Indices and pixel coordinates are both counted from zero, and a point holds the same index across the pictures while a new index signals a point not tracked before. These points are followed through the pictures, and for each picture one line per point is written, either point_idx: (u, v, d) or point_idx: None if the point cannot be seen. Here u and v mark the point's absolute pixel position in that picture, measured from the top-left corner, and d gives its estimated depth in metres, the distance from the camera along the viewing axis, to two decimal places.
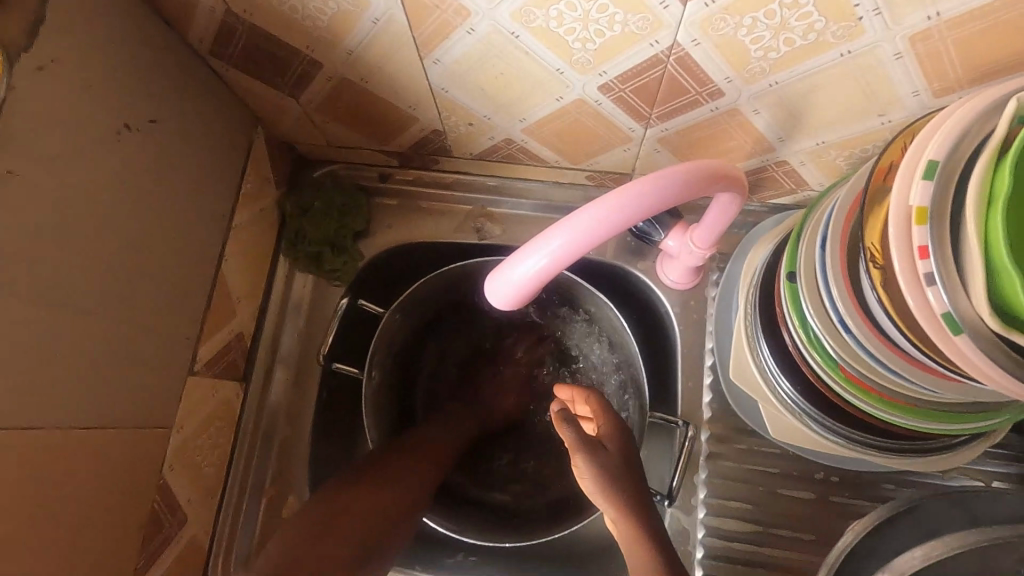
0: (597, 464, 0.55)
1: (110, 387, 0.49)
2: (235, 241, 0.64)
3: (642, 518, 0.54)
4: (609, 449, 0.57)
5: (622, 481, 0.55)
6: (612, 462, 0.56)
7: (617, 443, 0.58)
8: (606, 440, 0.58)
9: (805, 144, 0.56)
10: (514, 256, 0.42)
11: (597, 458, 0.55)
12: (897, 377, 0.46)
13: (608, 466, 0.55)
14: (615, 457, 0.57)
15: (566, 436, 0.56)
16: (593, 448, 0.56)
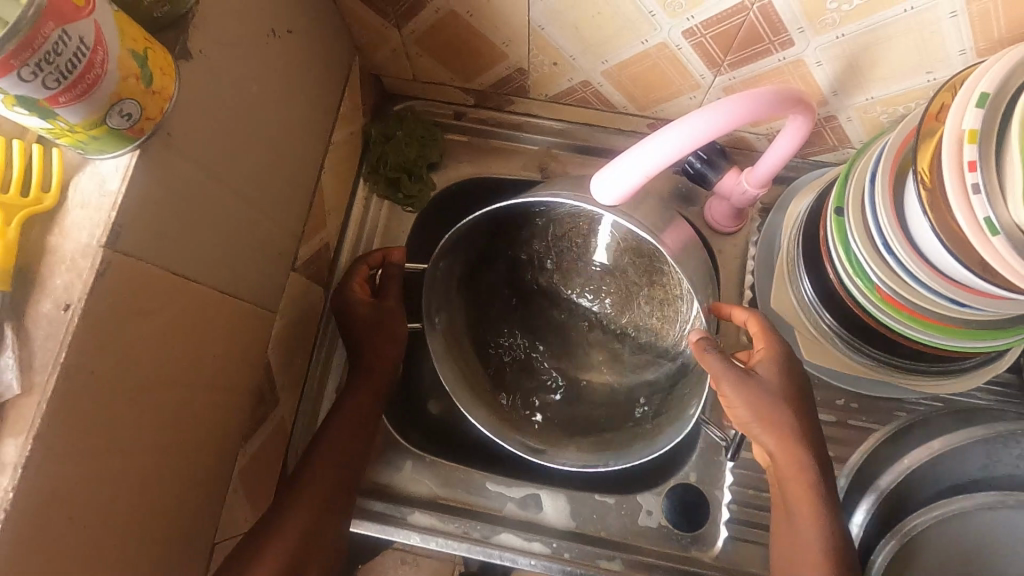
0: (758, 395, 0.56)
1: (242, 265, 0.55)
2: (331, 157, 0.70)
3: (804, 459, 0.56)
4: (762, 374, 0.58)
5: (784, 406, 0.57)
6: (781, 394, 0.57)
7: (778, 375, 0.58)
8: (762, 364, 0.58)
9: (856, 99, 0.63)
10: (628, 156, 0.49)
11: (755, 386, 0.57)
12: (929, 291, 0.53)
13: (773, 398, 0.57)
14: (777, 390, 0.57)
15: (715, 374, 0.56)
16: (749, 377, 0.57)
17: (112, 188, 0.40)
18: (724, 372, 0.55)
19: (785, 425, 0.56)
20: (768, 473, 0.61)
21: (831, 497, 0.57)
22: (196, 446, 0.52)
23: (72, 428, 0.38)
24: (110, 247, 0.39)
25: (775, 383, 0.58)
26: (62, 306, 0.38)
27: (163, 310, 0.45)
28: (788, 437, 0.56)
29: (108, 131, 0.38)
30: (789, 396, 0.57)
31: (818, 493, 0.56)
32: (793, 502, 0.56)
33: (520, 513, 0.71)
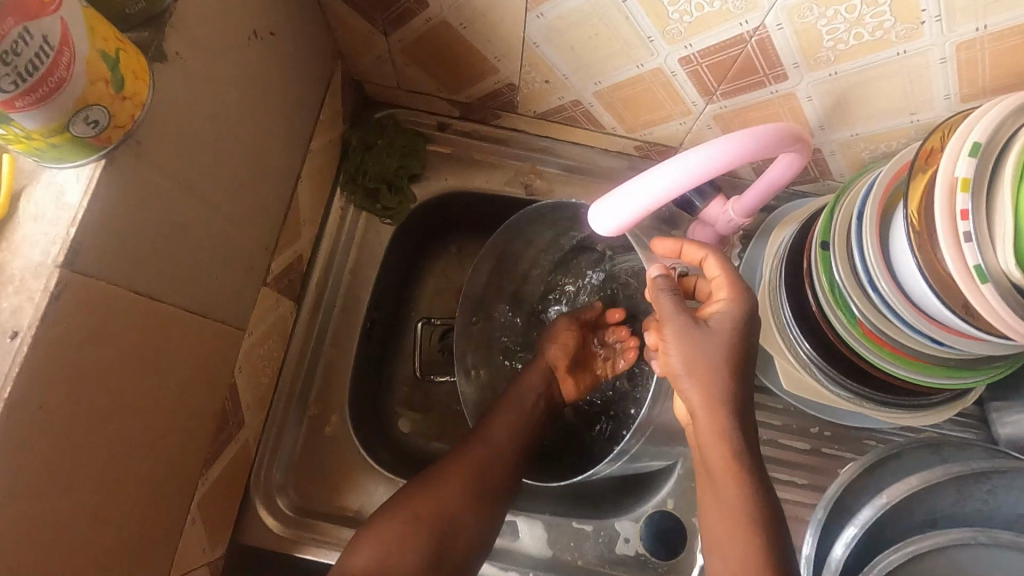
0: (701, 349, 0.53)
1: (212, 282, 0.51)
2: (309, 165, 0.67)
3: (735, 424, 0.53)
4: (713, 326, 0.54)
5: (720, 366, 0.53)
6: (725, 352, 0.53)
7: (730, 331, 0.54)
8: (716, 317, 0.54)
9: (841, 134, 0.64)
10: (625, 189, 0.48)
11: (698, 339, 0.54)
12: (910, 329, 0.54)
13: (716, 355, 0.53)
14: (720, 345, 0.53)
15: (661, 305, 0.56)
16: (693, 323, 0.54)
17: (70, 201, 0.36)
18: (673, 315, 0.55)
19: (719, 386, 0.53)
20: (690, 436, 0.58)
21: (762, 477, 0.53)
22: (153, 476, 0.48)
23: (12, 470, 0.34)
24: (67, 267, 0.35)
25: (725, 336, 0.54)
26: (7, 333, 0.34)
27: (123, 333, 0.41)
28: (721, 399, 0.53)
29: (70, 139, 0.34)
30: (732, 355, 0.53)
31: (744, 467, 0.53)
32: (717, 471, 0.53)
33: (496, 540, 0.69)
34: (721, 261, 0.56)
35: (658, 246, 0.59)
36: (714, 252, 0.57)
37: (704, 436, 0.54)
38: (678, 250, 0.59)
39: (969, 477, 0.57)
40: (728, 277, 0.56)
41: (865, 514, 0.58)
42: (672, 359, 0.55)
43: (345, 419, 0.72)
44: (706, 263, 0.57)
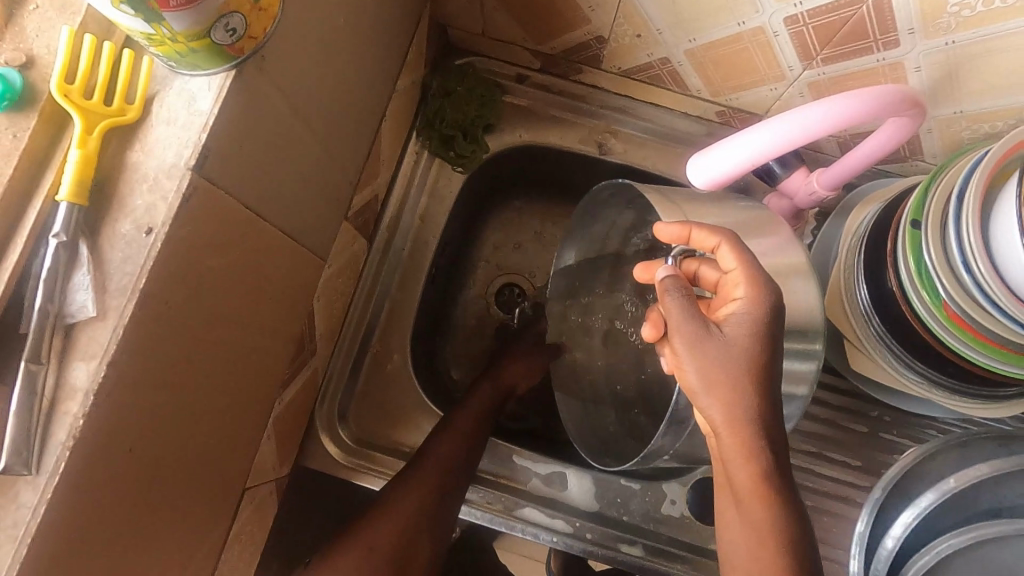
0: (719, 363, 0.46)
1: (305, 208, 0.53)
2: (392, 104, 0.67)
3: (768, 439, 0.46)
4: (728, 335, 0.47)
5: (739, 382, 0.45)
6: (745, 363, 0.46)
7: (750, 336, 0.46)
8: (728, 325, 0.47)
9: (943, 111, 0.61)
10: (725, 138, 0.48)
11: (712, 351, 0.46)
12: (1002, 316, 0.52)
13: (743, 368, 0.46)
14: (738, 356, 0.46)
15: (669, 313, 0.48)
16: (705, 333, 0.47)
17: (202, 107, 0.37)
18: (683, 326, 0.48)
19: (748, 406, 0.46)
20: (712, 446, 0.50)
21: (793, 494, 0.46)
22: (241, 388, 0.50)
23: (140, 358, 0.36)
24: (197, 171, 0.36)
25: (741, 345, 0.46)
26: (142, 229, 0.35)
27: (233, 246, 0.42)
28: (739, 416, 0.46)
29: (210, 45, 0.35)
30: (758, 365, 0.46)
31: (774, 486, 0.46)
32: (739, 489, 0.46)
33: (544, 489, 0.71)
34: (736, 251, 0.49)
35: (665, 233, 0.52)
36: (730, 241, 0.49)
37: (728, 459, 0.47)
38: (686, 237, 0.52)
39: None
40: (745, 271, 0.48)
41: (928, 498, 0.57)
42: (687, 377, 0.47)
43: (406, 360, 0.74)
44: (720, 253, 0.50)
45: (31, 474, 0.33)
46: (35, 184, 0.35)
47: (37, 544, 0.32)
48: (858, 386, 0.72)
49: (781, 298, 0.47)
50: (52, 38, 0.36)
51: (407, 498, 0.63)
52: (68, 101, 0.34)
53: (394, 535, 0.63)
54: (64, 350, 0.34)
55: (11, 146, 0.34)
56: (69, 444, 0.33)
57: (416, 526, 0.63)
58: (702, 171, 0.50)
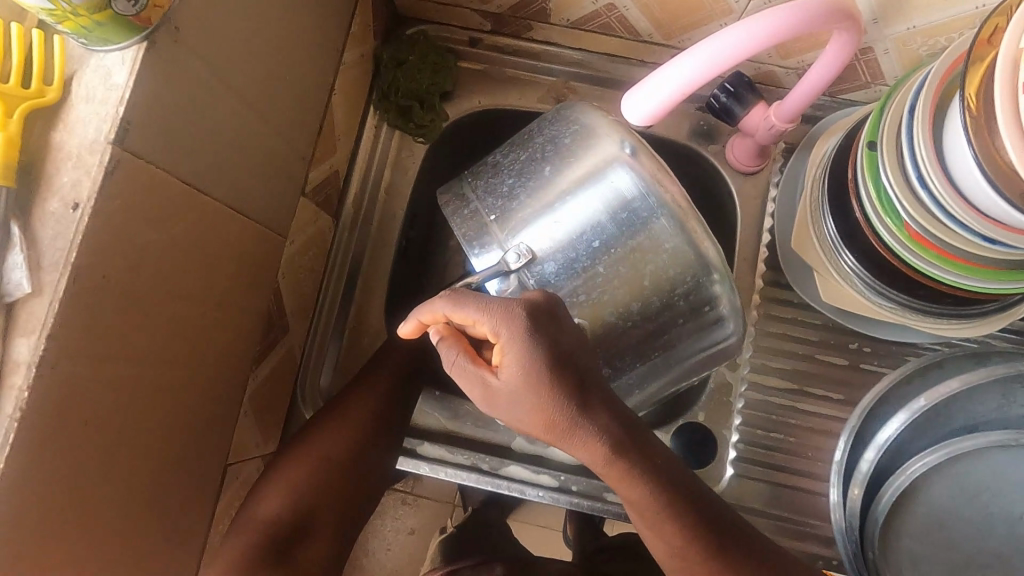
0: (513, 408, 0.44)
1: (254, 182, 0.53)
2: (340, 78, 0.67)
3: (597, 425, 0.44)
4: (507, 386, 0.43)
5: (542, 416, 0.43)
6: (533, 399, 0.43)
7: (522, 377, 0.42)
8: (501, 373, 0.43)
9: (896, 28, 0.60)
10: (655, 71, 0.49)
11: (503, 402, 0.44)
12: (961, 228, 0.51)
13: (533, 405, 0.43)
14: (523, 396, 0.43)
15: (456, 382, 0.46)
16: (488, 392, 0.44)
17: (119, 81, 0.37)
18: (470, 393, 0.46)
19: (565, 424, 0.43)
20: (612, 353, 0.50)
21: (649, 448, 0.46)
22: (201, 364, 0.51)
23: (81, 331, 0.37)
24: (119, 144, 0.37)
25: (518, 388, 0.43)
26: (70, 205, 0.36)
27: (172, 219, 0.43)
28: (559, 427, 0.43)
29: (114, 17, 0.35)
30: (544, 395, 0.43)
31: (626, 465, 0.45)
32: (604, 475, 0.46)
33: (529, 447, 0.71)
34: (462, 308, 0.44)
35: (406, 333, 0.48)
36: (451, 304, 0.44)
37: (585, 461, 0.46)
38: (422, 325, 0.48)
39: (1015, 379, 0.55)
40: (487, 320, 0.43)
41: (899, 420, 0.57)
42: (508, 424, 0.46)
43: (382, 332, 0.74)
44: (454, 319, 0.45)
45: None
46: None
47: None
48: (835, 320, 0.71)
49: (526, 316, 0.43)
50: None
51: (352, 414, 0.63)
52: None
53: (332, 454, 0.62)
54: (7, 328, 0.35)
55: None
56: (17, 416, 0.35)
57: (362, 439, 0.62)
58: (637, 106, 0.50)
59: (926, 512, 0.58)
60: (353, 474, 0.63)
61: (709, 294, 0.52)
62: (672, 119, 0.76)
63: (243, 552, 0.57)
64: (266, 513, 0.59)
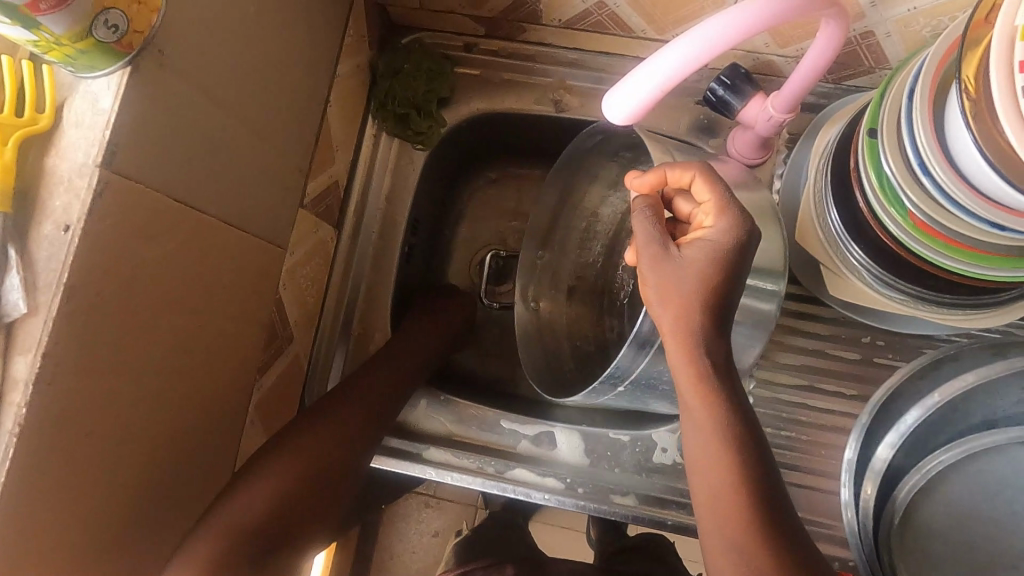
0: (674, 280, 0.46)
1: (250, 198, 0.55)
2: (336, 90, 0.69)
3: (710, 353, 0.46)
4: (686, 256, 0.46)
5: (699, 304, 0.45)
6: (704, 285, 0.45)
7: (712, 262, 0.45)
8: (688, 246, 0.46)
9: (895, 10, 0.57)
10: (635, 67, 0.48)
11: (670, 269, 0.46)
12: (967, 215, 0.49)
13: (700, 289, 0.45)
14: (699, 275, 0.45)
15: (637, 230, 0.48)
16: (665, 253, 0.46)
17: (105, 106, 0.39)
18: (645, 240, 0.47)
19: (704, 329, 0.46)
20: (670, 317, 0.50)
21: (741, 402, 0.47)
22: (205, 374, 0.53)
23: (77, 348, 0.39)
24: (107, 167, 0.38)
25: (698, 265, 0.45)
26: (61, 227, 0.38)
27: (165, 236, 0.45)
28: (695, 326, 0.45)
29: (96, 45, 0.37)
30: (714, 287, 0.45)
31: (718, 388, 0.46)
32: (687, 395, 0.47)
33: (534, 449, 0.71)
34: (710, 184, 0.47)
35: (639, 182, 0.52)
36: (704, 173, 0.48)
37: (682, 370, 0.46)
38: (663, 179, 0.51)
39: None
40: (717, 201, 0.47)
41: (912, 415, 0.58)
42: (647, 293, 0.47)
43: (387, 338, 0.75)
44: (695, 187, 0.49)
45: None
46: None
47: None
48: (846, 314, 0.69)
49: (756, 229, 0.46)
50: None
51: (347, 416, 0.63)
52: None
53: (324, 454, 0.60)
54: (6, 347, 0.37)
55: None
56: (16, 432, 0.36)
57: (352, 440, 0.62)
58: (622, 103, 0.49)
59: (944, 510, 0.59)
60: (335, 478, 0.60)
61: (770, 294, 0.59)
62: (672, 114, 0.75)
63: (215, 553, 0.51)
64: (244, 515, 0.53)
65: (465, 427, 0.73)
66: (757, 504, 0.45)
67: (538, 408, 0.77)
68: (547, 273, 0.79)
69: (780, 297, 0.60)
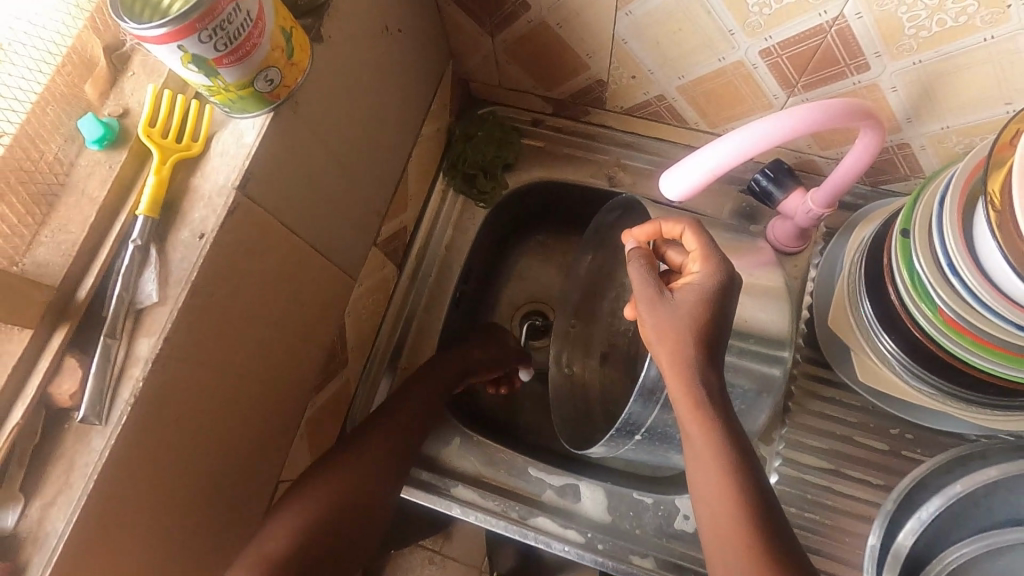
0: (665, 319, 0.50)
1: (336, 230, 0.62)
2: (418, 147, 0.78)
3: (706, 385, 0.49)
4: (677, 299, 0.51)
5: (689, 339, 0.49)
6: (694, 324, 0.49)
7: (702, 303, 0.50)
8: (679, 289, 0.51)
9: (930, 127, 0.64)
10: (690, 153, 0.54)
11: (665, 312, 0.50)
12: (993, 315, 0.52)
13: (689, 327, 0.49)
14: (690, 315, 0.50)
15: (634, 276, 0.53)
16: (659, 296, 0.51)
17: (248, 141, 0.47)
18: (641, 285, 0.52)
19: (697, 363, 0.49)
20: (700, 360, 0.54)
21: (749, 448, 0.48)
22: (273, 379, 0.58)
23: (188, 338, 0.45)
24: (241, 191, 0.46)
25: (690, 306, 0.50)
26: (197, 235, 0.45)
27: (268, 254, 0.51)
28: (689, 361, 0.49)
29: (253, 92, 0.45)
30: (702, 325, 0.49)
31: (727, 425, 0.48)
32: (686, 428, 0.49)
33: (557, 500, 0.73)
34: (697, 236, 0.53)
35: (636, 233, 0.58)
36: (692, 226, 0.54)
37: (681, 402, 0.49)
38: (657, 232, 0.57)
39: None
40: (702, 251, 0.53)
41: (934, 504, 0.59)
42: (645, 333, 0.51)
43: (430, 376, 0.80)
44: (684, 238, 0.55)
45: (101, 424, 0.41)
46: (121, 204, 0.46)
47: (99, 479, 0.41)
48: (874, 403, 0.70)
49: (736, 275, 0.52)
50: (141, 94, 0.47)
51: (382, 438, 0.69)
52: (149, 139, 0.45)
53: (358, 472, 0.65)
54: (133, 329, 0.43)
55: (107, 175, 0.45)
56: (130, 401, 0.42)
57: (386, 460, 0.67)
58: (676, 183, 0.56)
59: None
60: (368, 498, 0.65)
61: (777, 362, 0.63)
62: (716, 199, 0.82)
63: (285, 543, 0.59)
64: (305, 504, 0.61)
65: (494, 470, 0.75)
66: (766, 543, 0.45)
67: (565, 462, 0.80)
68: (580, 341, 0.84)
69: (786, 364, 0.64)
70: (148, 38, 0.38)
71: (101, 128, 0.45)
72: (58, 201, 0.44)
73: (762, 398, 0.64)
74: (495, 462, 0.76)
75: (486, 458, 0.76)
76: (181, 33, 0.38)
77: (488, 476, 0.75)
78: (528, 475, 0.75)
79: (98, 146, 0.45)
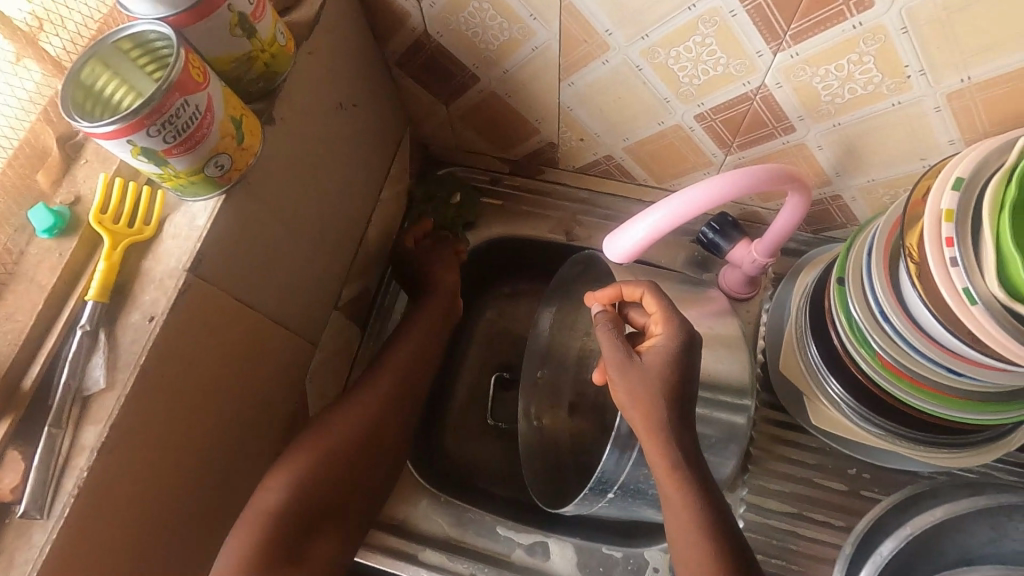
0: (636, 382, 0.52)
1: (295, 300, 0.63)
2: (378, 210, 0.80)
3: (674, 438, 0.51)
4: (645, 361, 0.53)
5: (662, 399, 0.51)
6: (664, 385, 0.51)
7: (668, 364, 0.52)
8: (647, 351, 0.53)
9: (858, 180, 0.68)
10: (632, 218, 0.57)
11: (636, 375, 0.52)
12: (924, 358, 0.55)
13: (660, 388, 0.51)
14: (660, 376, 0.52)
15: (602, 341, 0.55)
16: (628, 359, 0.53)
17: (200, 222, 0.48)
18: (611, 350, 0.54)
19: (672, 423, 0.51)
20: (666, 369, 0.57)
21: (702, 503, 0.49)
22: (229, 452, 0.58)
23: (138, 421, 0.45)
24: (192, 272, 0.47)
25: (659, 368, 0.52)
26: (147, 317, 0.45)
27: (224, 330, 0.52)
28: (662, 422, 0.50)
29: (204, 177, 0.47)
30: (671, 385, 0.51)
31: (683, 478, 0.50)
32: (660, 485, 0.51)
33: (528, 559, 0.72)
34: (657, 298, 0.57)
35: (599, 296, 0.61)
36: (652, 289, 0.57)
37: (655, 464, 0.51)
38: (618, 294, 0.60)
39: (999, 511, 0.61)
40: (663, 312, 0.55)
41: (889, 546, 0.62)
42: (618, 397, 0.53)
43: None
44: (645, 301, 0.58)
45: (43, 518, 0.41)
46: (71, 290, 0.46)
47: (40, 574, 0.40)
48: (830, 444, 0.72)
49: (697, 333, 0.55)
50: (93, 181, 0.48)
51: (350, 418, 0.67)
52: (100, 226, 0.46)
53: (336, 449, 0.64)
54: (79, 417, 0.43)
55: (57, 262, 0.46)
56: (75, 492, 0.42)
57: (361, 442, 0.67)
58: (618, 244, 0.58)
59: None
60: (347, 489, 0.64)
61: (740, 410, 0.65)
62: (669, 249, 0.85)
63: (245, 550, 0.56)
64: (271, 504, 0.59)
65: (463, 531, 0.74)
66: None
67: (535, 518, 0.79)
68: (548, 393, 0.85)
69: (749, 411, 0.65)
70: (96, 135, 0.40)
71: (52, 217, 0.45)
72: (6, 291, 0.45)
73: (724, 445, 0.65)
74: (463, 523, 0.75)
75: (454, 519, 0.75)
76: (129, 129, 0.39)
77: (457, 537, 0.74)
78: (497, 535, 0.74)
79: (48, 235, 0.46)
